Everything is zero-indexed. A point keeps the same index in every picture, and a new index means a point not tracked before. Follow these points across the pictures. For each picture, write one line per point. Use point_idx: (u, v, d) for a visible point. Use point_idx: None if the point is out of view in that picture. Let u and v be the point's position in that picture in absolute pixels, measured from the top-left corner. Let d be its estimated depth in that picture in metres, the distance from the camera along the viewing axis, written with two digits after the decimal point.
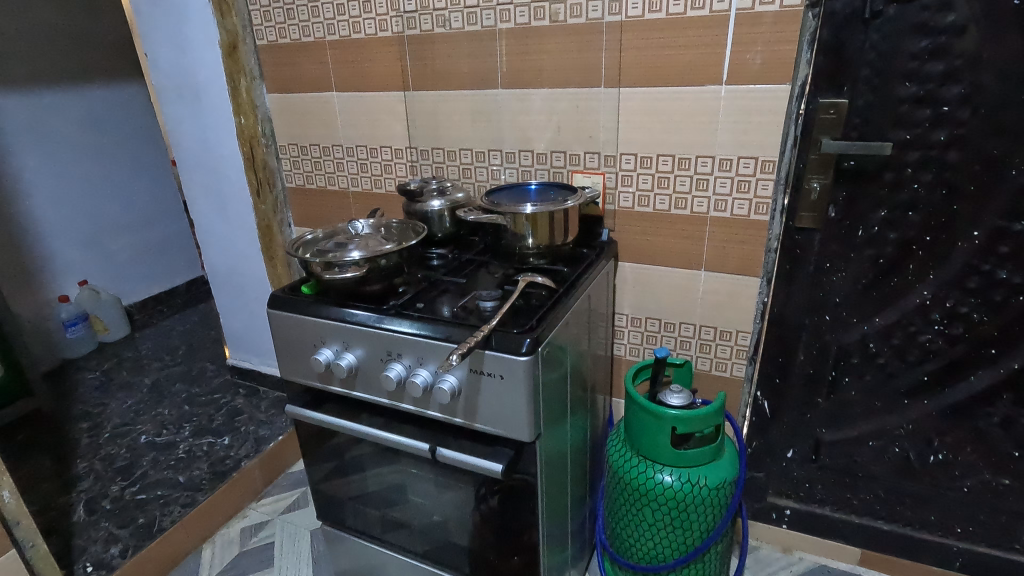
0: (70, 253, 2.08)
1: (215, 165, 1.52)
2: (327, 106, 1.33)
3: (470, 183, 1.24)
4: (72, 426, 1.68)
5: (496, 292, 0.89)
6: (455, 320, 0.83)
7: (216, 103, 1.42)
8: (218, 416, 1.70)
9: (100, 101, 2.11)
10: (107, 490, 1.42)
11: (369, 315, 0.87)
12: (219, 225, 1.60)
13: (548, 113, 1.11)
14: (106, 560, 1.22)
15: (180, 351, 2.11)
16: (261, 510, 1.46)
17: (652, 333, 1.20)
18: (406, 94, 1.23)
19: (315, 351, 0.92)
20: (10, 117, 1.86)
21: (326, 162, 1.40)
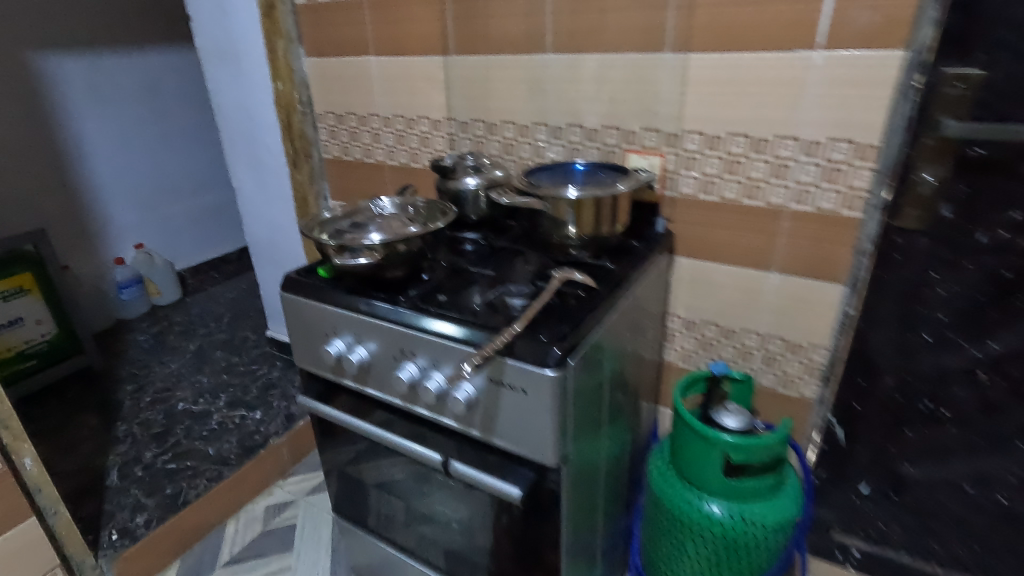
0: (128, 216, 2.10)
1: (255, 133, 1.46)
2: (364, 71, 1.23)
3: (512, 161, 1.12)
4: (118, 387, 1.72)
5: (527, 288, 0.78)
6: (478, 319, 0.72)
7: (256, 66, 1.36)
8: (253, 388, 1.69)
9: (159, 65, 2.10)
10: (141, 455, 1.43)
11: (383, 306, 0.77)
12: (259, 196, 1.56)
13: (602, 83, 0.97)
14: (131, 529, 1.23)
15: (226, 319, 2.12)
16: (287, 488, 1.44)
17: (708, 339, 1.05)
18: (446, 59, 1.11)
19: (327, 341, 0.84)
20: (71, 79, 1.88)
21: (363, 133, 1.30)
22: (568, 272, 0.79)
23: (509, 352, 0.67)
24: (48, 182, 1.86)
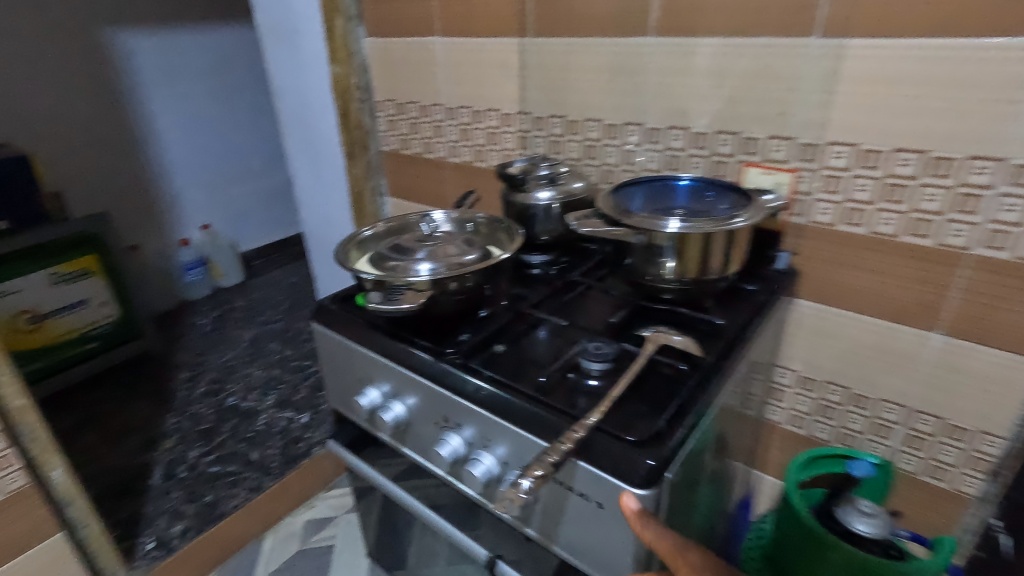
0: (196, 198, 2.08)
1: (312, 120, 1.35)
2: (428, 54, 1.07)
3: (593, 166, 0.93)
4: (174, 374, 1.70)
5: (609, 349, 0.60)
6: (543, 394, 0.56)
7: (314, 47, 1.23)
8: (303, 388, 1.62)
9: (228, 42, 2.03)
10: (186, 455, 1.40)
11: (425, 358, 0.63)
12: (315, 187, 1.45)
13: (719, 75, 0.76)
14: (167, 540, 1.18)
15: (284, 306, 2.08)
16: (328, 502, 1.34)
17: (829, 404, 0.83)
18: (523, 41, 0.93)
19: (361, 388, 0.71)
20: (143, 57, 1.84)
21: (425, 124, 1.15)
22: (663, 334, 0.60)
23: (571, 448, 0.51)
24: (118, 163, 1.85)
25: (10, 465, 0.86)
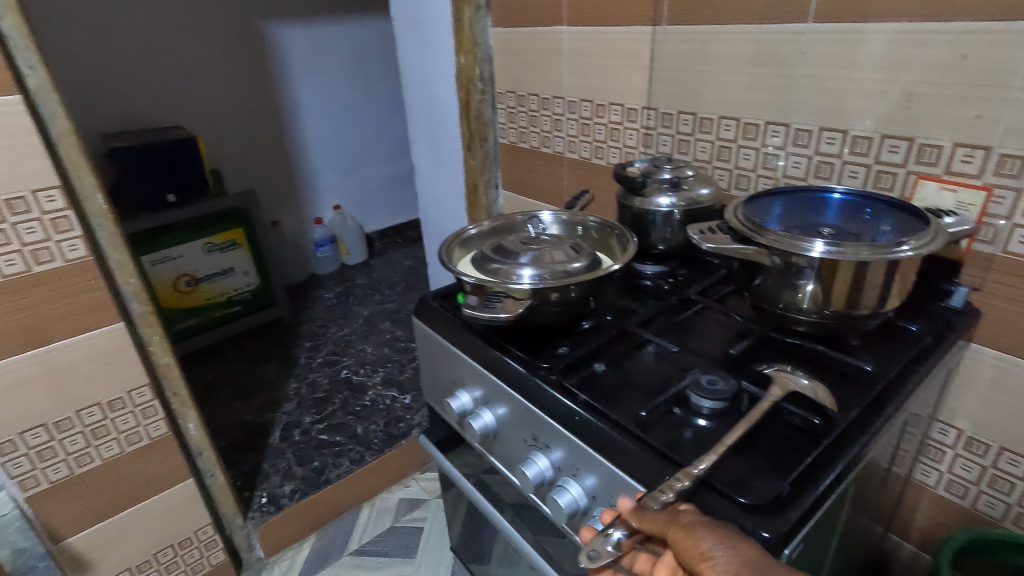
0: (330, 180, 2.23)
1: (436, 110, 1.37)
2: (553, 44, 1.02)
3: (724, 170, 0.83)
4: (299, 342, 1.85)
5: (723, 387, 0.52)
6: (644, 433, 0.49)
7: (442, 37, 1.24)
8: (408, 369, 1.69)
9: (369, 33, 2.14)
10: (301, 420, 1.51)
11: (518, 370, 0.59)
12: (434, 176, 1.48)
13: (894, 69, 0.63)
14: (278, 497, 1.28)
15: (399, 287, 2.17)
16: (421, 484, 1.41)
17: (1005, 477, 0.67)
18: (657, 30, 0.85)
19: (454, 389, 0.70)
20: (294, 48, 1.99)
21: (544, 118, 1.11)
22: (788, 376, 0.52)
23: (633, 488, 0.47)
24: (267, 145, 2.03)
25: (154, 415, 0.98)
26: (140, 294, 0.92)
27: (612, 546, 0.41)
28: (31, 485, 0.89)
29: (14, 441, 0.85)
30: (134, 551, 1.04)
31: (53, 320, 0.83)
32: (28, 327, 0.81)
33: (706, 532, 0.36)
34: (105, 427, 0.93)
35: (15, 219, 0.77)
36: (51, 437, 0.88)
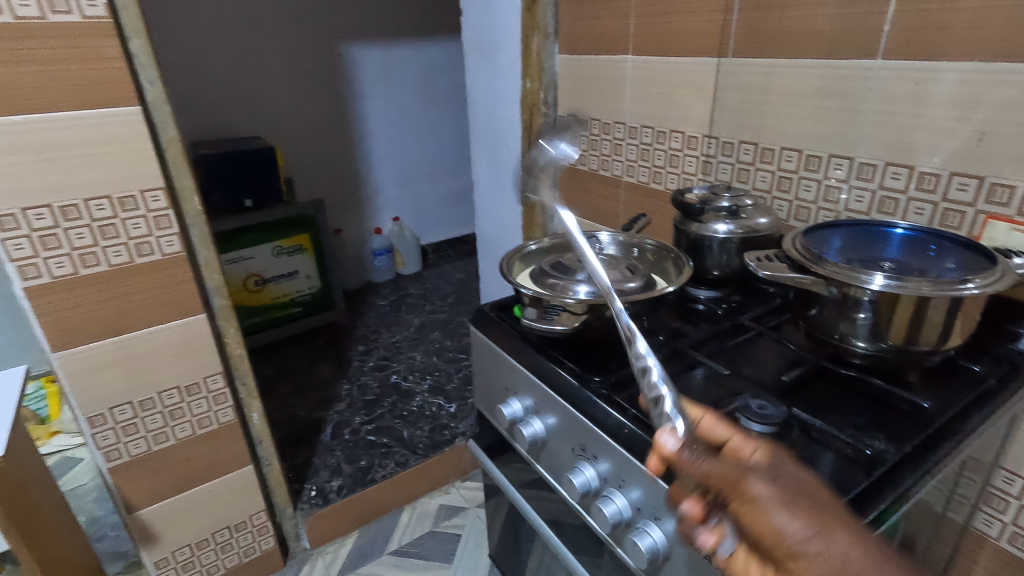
0: (391, 193, 2.33)
1: (499, 130, 1.42)
2: (617, 72, 1.06)
3: (784, 201, 0.84)
4: (353, 346, 1.93)
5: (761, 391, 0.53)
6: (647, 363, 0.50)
7: (509, 61, 1.30)
8: (455, 378, 1.73)
9: (438, 55, 2.25)
10: (351, 420, 1.58)
11: (571, 382, 0.62)
12: (493, 193, 1.54)
13: (964, 107, 0.63)
14: (326, 491, 1.34)
15: (450, 299, 2.23)
16: (462, 492, 1.44)
17: None
18: (721, 62, 0.87)
19: (505, 397, 0.73)
20: (368, 67, 2.11)
21: (604, 142, 1.14)
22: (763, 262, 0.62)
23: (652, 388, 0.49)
24: (336, 157, 2.15)
25: (224, 402, 1.05)
26: (221, 289, 1.00)
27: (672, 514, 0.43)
28: (114, 457, 0.97)
29: (104, 415, 0.94)
30: (195, 529, 1.11)
31: (146, 308, 0.92)
32: (125, 312, 0.90)
33: (774, 507, 0.39)
34: (181, 410, 1.01)
35: (125, 215, 0.86)
36: (135, 415, 0.97)
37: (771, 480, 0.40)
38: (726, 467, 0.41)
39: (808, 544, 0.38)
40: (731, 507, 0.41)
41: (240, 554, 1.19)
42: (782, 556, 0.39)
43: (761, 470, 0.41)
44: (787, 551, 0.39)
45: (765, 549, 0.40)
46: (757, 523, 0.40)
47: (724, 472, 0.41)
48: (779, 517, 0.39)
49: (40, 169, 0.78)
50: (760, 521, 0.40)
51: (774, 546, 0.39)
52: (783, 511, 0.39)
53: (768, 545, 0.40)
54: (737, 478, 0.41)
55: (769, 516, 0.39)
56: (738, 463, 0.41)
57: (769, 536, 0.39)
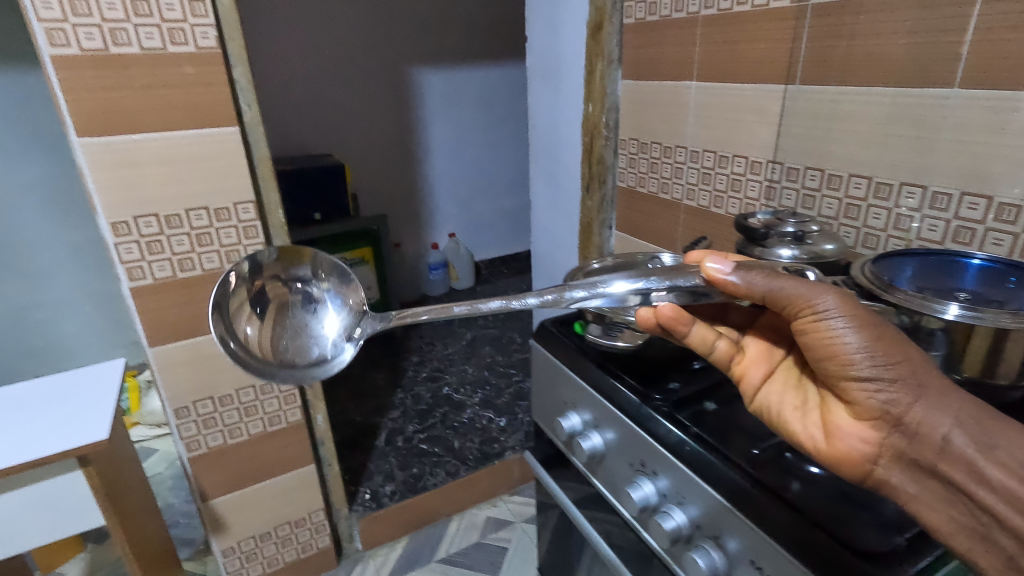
0: (449, 209, 2.41)
1: (560, 151, 1.47)
2: (680, 97, 1.07)
3: (851, 228, 0.83)
4: (407, 356, 2.00)
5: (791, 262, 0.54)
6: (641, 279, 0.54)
7: (572, 86, 1.35)
8: (506, 393, 1.76)
9: (500, 78, 2.33)
10: (405, 427, 1.63)
11: (631, 398, 0.64)
12: (550, 212, 1.58)
13: None
14: (380, 495, 1.38)
15: (501, 315, 2.27)
16: (509, 506, 1.46)
17: None
18: (788, 89, 0.88)
19: (565, 410, 0.75)
20: (434, 90, 2.21)
21: (664, 165, 1.15)
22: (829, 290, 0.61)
23: (681, 274, 0.52)
24: (400, 174, 2.25)
25: (294, 402, 1.12)
26: None
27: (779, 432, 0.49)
28: (194, 448, 1.05)
29: (188, 408, 1.02)
30: (260, 522, 1.17)
31: None
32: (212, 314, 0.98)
33: (843, 325, 0.42)
34: (255, 407, 1.08)
35: (219, 225, 0.94)
36: (215, 409, 1.04)
37: (840, 300, 0.43)
38: (798, 287, 0.44)
39: (880, 363, 0.40)
40: (794, 324, 0.45)
41: (299, 549, 1.25)
42: (843, 380, 0.42)
43: (833, 294, 0.43)
44: (854, 370, 0.42)
45: (829, 370, 0.43)
46: (821, 337, 0.43)
47: (794, 292, 0.44)
48: (848, 336, 0.41)
49: (151, 182, 0.87)
50: (827, 339, 0.42)
51: (839, 367, 0.42)
52: (854, 334, 0.41)
53: (834, 366, 0.43)
54: (807, 297, 0.43)
55: (837, 335, 0.42)
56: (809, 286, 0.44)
57: (835, 357, 0.42)
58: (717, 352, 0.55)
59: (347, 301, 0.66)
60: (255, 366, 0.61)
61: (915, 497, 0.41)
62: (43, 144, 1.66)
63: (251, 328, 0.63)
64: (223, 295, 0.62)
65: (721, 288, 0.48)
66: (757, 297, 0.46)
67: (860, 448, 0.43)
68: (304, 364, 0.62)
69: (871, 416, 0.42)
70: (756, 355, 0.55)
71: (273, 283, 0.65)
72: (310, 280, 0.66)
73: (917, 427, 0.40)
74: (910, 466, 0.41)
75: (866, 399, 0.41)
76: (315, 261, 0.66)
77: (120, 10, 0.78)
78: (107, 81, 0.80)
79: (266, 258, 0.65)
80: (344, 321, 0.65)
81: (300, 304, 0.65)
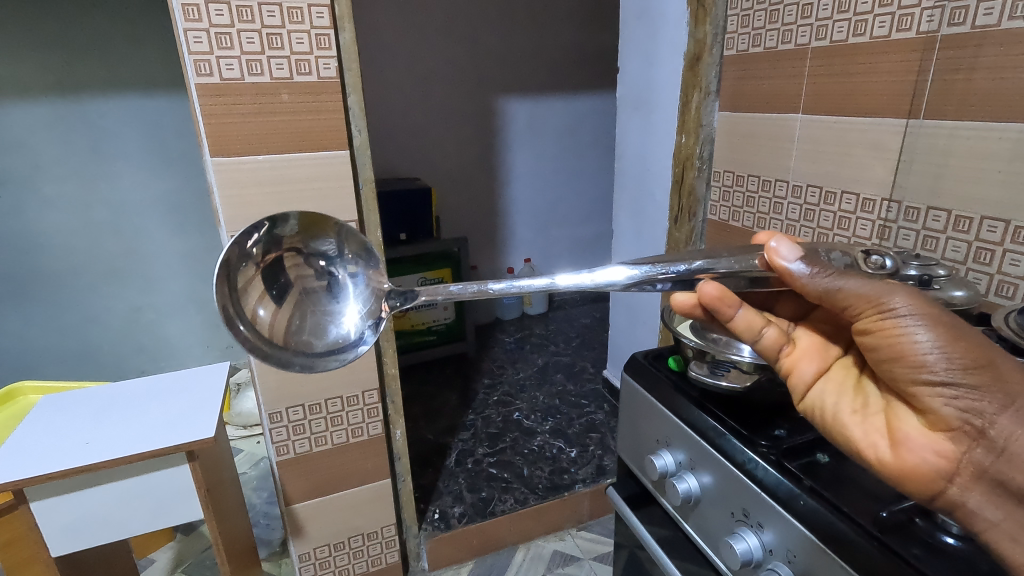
0: (527, 234, 2.43)
1: (649, 182, 1.46)
2: (783, 131, 1.02)
3: (981, 274, 0.73)
4: (479, 378, 2.01)
5: (850, 258, 0.53)
6: (705, 260, 0.54)
7: (666, 117, 1.34)
8: (577, 424, 1.73)
9: (583, 107, 2.35)
10: (474, 450, 1.64)
11: (733, 441, 0.60)
12: (635, 243, 1.56)
13: None
14: (448, 516, 1.39)
15: (574, 343, 2.23)
16: (577, 541, 1.42)
17: None
18: (910, 125, 0.80)
19: (656, 449, 0.73)
20: (518, 119, 2.25)
21: (762, 200, 1.09)
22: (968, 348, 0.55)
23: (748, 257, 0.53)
24: (482, 200, 2.30)
25: (376, 416, 1.15)
26: None
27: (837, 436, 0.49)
28: (283, 452, 1.10)
29: (281, 413, 1.06)
30: (335, 531, 1.21)
31: None
32: None
33: (914, 325, 0.42)
34: (340, 417, 1.12)
35: None
36: (305, 416, 1.09)
37: (913, 299, 0.43)
38: (867, 286, 0.44)
39: (959, 367, 0.40)
40: (860, 321, 0.45)
41: (369, 563, 1.27)
42: (912, 381, 0.42)
43: (907, 292, 0.43)
44: (926, 373, 0.41)
45: (899, 373, 0.43)
46: (888, 333, 0.43)
47: (863, 291, 0.44)
48: (920, 336, 0.41)
49: (268, 199, 0.94)
50: (894, 338, 0.43)
51: (908, 369, 0.42)
52: (925, 333, 0.41)
53: (903, 369, 0.43)
54: (876, 294, 0.44)
55: (909, 336, 0.42)
56: (881, 285, 0.44)
57: (905, 359, 0.42)
58: (765, 340, 0.55)
59: (369, 284, 0.64)
60: (266, 347, 0.59)
61: (998, 525, 0.40)
62: (170, 162, 1.85)
63: (263, 308, 0.60)
64: (230, 265, 0.59)
65: (788, 280, 0.48)
66: (813, 292, 0.47)
67: (929, 458, 0.42)
68: (320, 349, 0.61)
69: (948, 427, 0.41)
70: (807, 349, 0.54)
71: (292, 257, 0.63)
72: (334, 257, 0.64)
73: (1006, 442, 0.39)
74: (993, 486, 0.40)
75: (939, 407, 0.41)
76: (340, 236, 0.63)
77: (257, 44, 0.86)
78: (240, 106, 0.88)
79: (288, 230, 0.62)
80: (364, 303, 0.64)
81: (320, 283, 0.63)
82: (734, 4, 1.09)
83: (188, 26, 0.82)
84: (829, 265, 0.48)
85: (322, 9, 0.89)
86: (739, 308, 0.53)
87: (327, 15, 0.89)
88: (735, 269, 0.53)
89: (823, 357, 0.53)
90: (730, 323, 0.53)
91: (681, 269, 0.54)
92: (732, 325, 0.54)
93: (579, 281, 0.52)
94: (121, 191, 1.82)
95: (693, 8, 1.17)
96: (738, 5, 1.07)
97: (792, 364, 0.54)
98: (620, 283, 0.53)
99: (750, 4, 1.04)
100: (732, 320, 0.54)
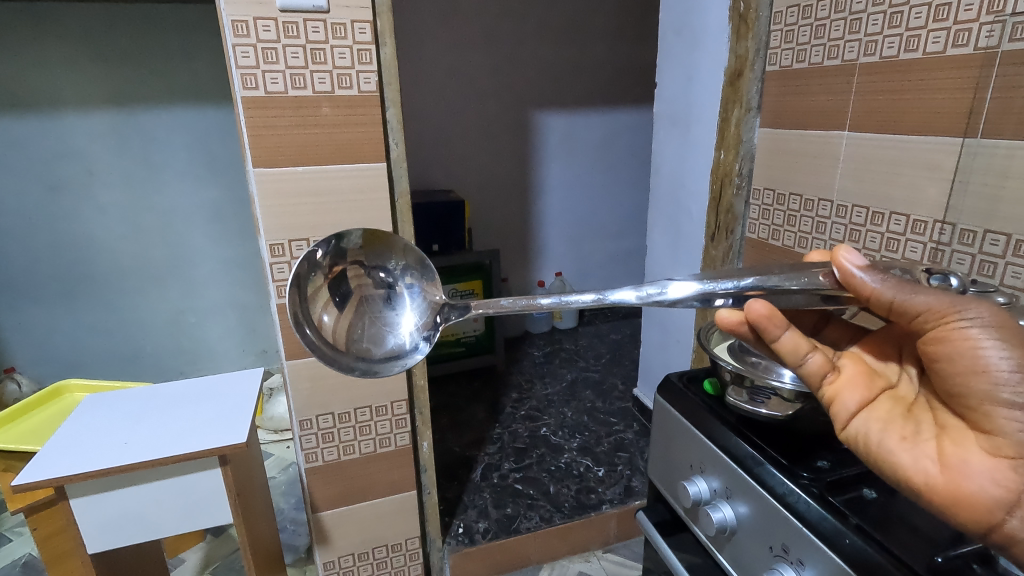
0: (558, 248, 2.42)
1: (685, 199, 1.44)
2: (828, 148, 0.99)
3: None
4: (507, 392, 2.00)
5: (910, 275, 0.50)
6: (755, 277, 0.51)
7: (704, 132, 1.32)
8: (605, 442, 1.69)
9: (618, 122, 2.34)
10: (500, 464, 1.62)
11: (774, 472, 0.58)
12: (670, 258, 1.54)
13: None
14: (472, 531, 1.37)
15: (603, 359, 2.20)
16: (603, 563, 1.39)
17: None
18: (967, 142, 0.76)
19: (689, 475, 0.70)
20: (553, 132, 2.25)
21: (804, 219, 1.05)
22: None
23: (801, 272, 0.51)
24: (514, 212, 2.30)
25: (404, 426, 1.15)
26: None
27: (887, 462, 0.45)
28: (312, 459, 1.10)
29: (312, 421, 1.07)
30: (360, 541, 1.21)
31: None
32: None
33: (994, 340, 0.39)
34: (369, 427, 1.12)
35: None
36: (334, 424, 1.09)
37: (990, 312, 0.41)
38: (943, 297, 0.42)
39: None
40: (931, 332, 0.42)
41: None
42: (981, 401, 0.40)
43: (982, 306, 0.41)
44: (1004, 393, 0.39)
45: (971, 390, 0.41)
46: (963, 345, 0.41)
47: (940, 302, 0.42)
48: (999, 353, 0.39)
49: (308, 210, 0.96)
50: (971, 351, 0.40)
51: (984, 386, 0.40)
52: (1000, 349, 0.39)
53: (977, 384, 0.40)
54: (951, 303, 0.41)
55: (990, 351, 0.39)
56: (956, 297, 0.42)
57: (982, 374, 0.40)
58: (810, 365, 0.50)
59: (428, 298, 0.64)
60: (328, 353, 0.60)
61: None
62: (215, 171, 1.91)
63: (328, 315, 0.62)
64: (301, 276, 0.61)
65: (847, 285, 0.46)
66: (888, 303, 0.44)
67: (991, 490, 0.40)
68: (379, 356, 0.61)
69: (1015, 454, 0.39)
70: (852, 377, 0.50)
71: (356, 269, 0.64)
72: (394, 270, 0.65)
73: None
74: None
75: (1011, 431, 0.39)
76: (401, 251, 0.64)
77: (301, 58, 0.89)
78: (284, 119, 0.90)
79: (352, 243, 0.64)
80: (421, 316, 0.63)
81: (380, 292, 0.64)
82: (777, 19, 1.06)
83: (236, 42, 0.85)
84: (892, 274, 0.46)
85: (364, 25, 0.91)
86: (786, 329, 0.49)
87: (370, 31, 0.91)
88: (786, 286, 0.50)
89: (867, 387, 0.49)
90: (774, 343, 0.50)
91: (727, 287, 0.51)
92: (776, 346, 0.50)
93: (627, 296, 0.51)
94: (168, 199, 1.89)
95: (734, 23, 1.15)
96: (782, 20, 1.05)
97: (834, 393, 0.49)
98: (667, 298, 0.51)
99: (795, 19, 1.02)
100: (777, 341, 0.50)
